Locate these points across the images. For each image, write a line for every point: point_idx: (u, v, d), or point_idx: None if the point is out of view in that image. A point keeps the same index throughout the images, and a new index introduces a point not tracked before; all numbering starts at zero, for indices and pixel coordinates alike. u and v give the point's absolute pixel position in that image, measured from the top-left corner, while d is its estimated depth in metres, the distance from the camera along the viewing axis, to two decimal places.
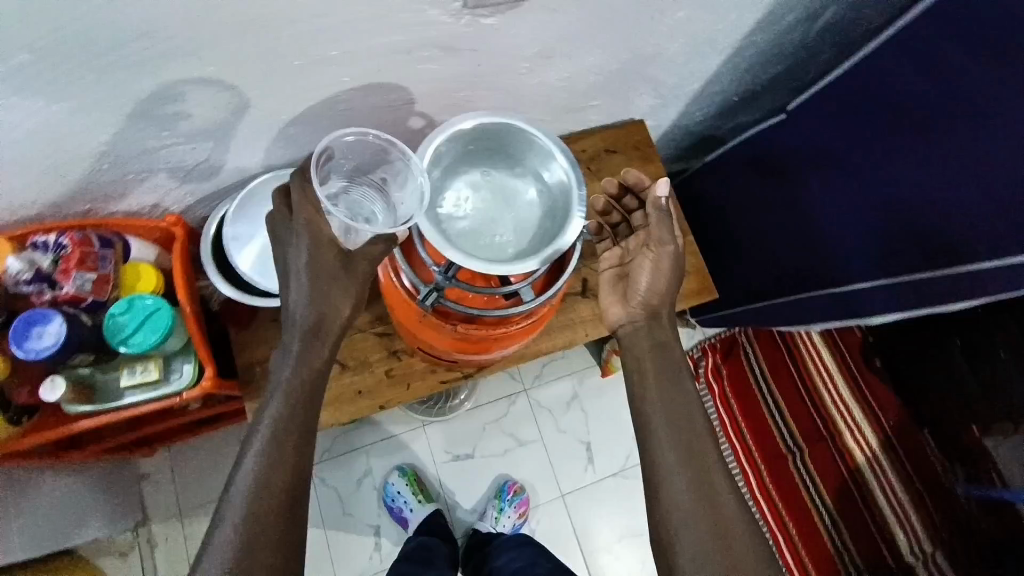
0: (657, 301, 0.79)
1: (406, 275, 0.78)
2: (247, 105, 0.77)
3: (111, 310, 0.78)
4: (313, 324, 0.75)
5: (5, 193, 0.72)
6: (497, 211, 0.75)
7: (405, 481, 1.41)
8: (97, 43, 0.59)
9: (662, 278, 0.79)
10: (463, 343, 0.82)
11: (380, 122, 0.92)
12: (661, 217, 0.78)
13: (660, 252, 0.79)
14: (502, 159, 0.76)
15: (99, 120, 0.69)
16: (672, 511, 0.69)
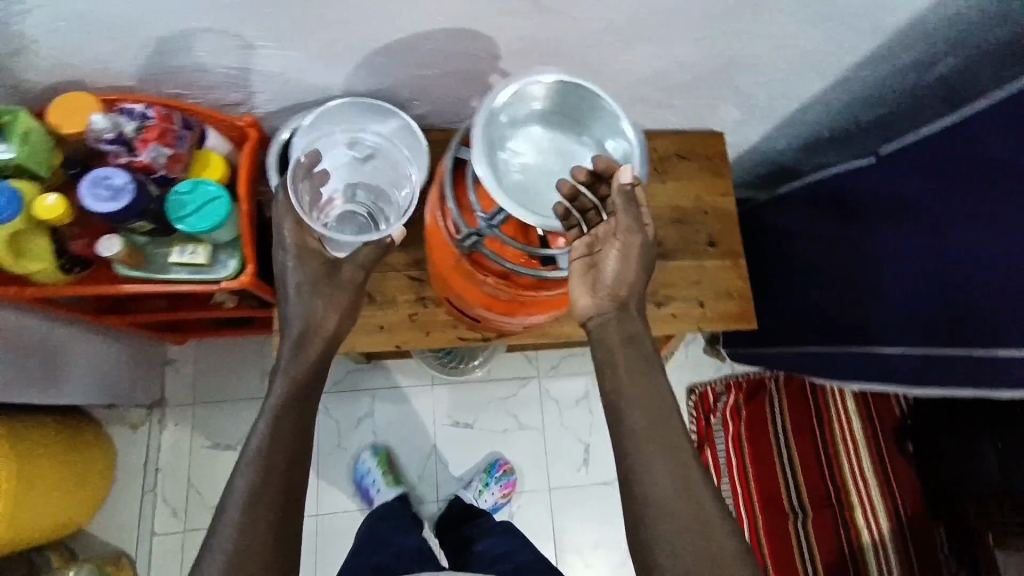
0: (626, 291, 0.71)
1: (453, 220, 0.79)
2: (339, 25, 0.79)
3: (177, 187, 0.83)
4: (300, 331, 0.81)
5: (107, 55, 0.77)
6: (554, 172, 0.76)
7: (376, 460, 1.40)
8: None
9: (631, 267, 0.70)
10: (491, 302, 0.83)
11: (460, 71, 0.93)
12: (632, 206, 0.68)
13: (630, 243, 0.69)
14: (572, 123, 0.75)
15: (203, 8, 0.72)
16: (647, 505, 0.67)
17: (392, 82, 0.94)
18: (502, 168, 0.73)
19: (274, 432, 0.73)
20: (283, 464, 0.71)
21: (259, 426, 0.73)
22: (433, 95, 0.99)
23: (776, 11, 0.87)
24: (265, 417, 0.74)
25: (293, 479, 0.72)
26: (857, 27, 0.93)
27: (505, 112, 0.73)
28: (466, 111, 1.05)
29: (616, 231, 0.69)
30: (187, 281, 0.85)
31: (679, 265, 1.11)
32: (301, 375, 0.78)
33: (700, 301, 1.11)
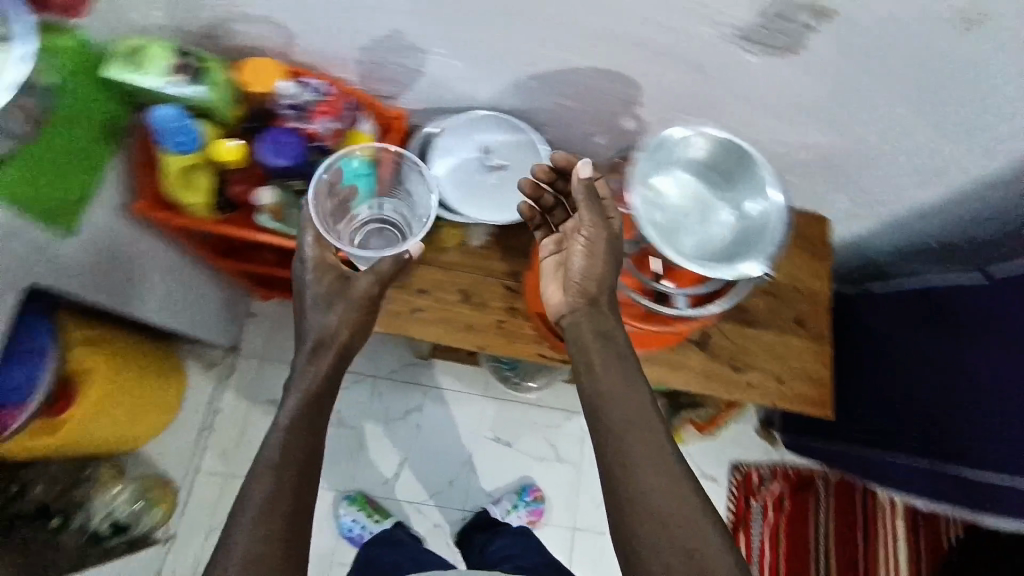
0: (592, 287, 0.80)
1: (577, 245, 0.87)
2: (507, 47, 0.87)
3: (334, 158, 0.91)
4: (314, 342, 0.82)
5: (303, 34, 0.87)
6: (689, 218, 0.78)
7: (356, 507, 1.39)
8: None
9: (596, 263, 0.79)
10: None
11: (599, 109, 0.99)
12: (587, 200, 0.78)
13: (588, 236, 0.78)
14: (716, 177, 0.78)
15: (399, 9, 0.81)
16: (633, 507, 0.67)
17: (532, 105, 1.01)
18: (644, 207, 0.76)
19: (287, 447, 0.73)
20: (293, 478, 0.71)
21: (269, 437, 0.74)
22: (566, 125, 1.05)
23: (918, 108, 0.89)
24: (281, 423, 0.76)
25: (302, 492, 0.72)
26: (998, 146, 0.93)
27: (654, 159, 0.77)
28: (590, 146, 1.10)
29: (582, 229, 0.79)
30: None
31: (766, 336, 1.10)
32: (318, 374, 0.81)
33: (779, 377, 1.09)
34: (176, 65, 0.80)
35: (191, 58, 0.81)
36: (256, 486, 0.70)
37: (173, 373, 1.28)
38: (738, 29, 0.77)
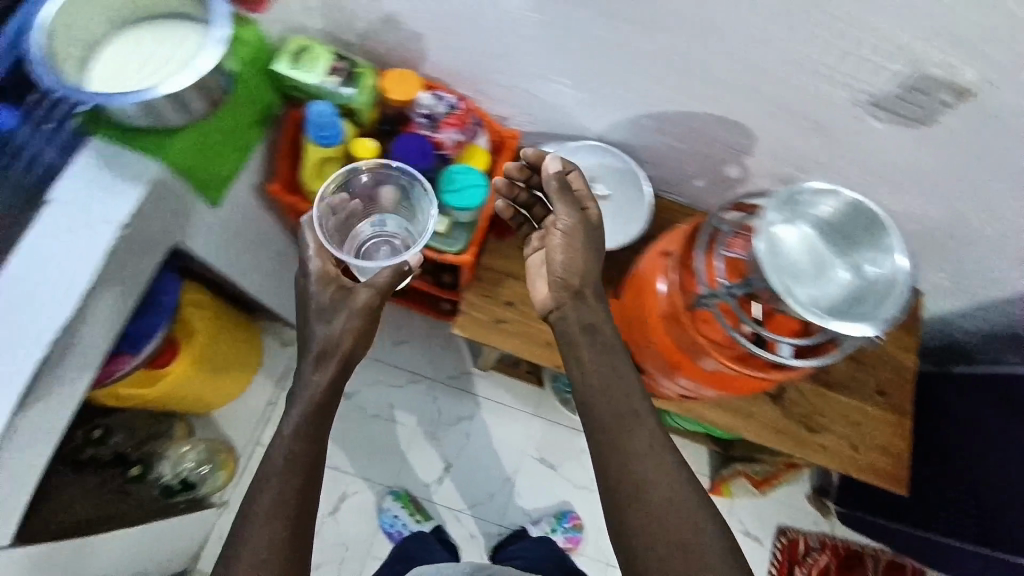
0: (575, 278, 0.83)
1: (678, 275, 0.84)
2: (633, 84, 0.91)
3: (453, 168, 0.95)
4: (318, 350, 0.80)
5: (445, 51, 0.94)
6: (804, 271, 0.74)
7: (400, 504, 1.41)
8: None
9: (577, 255, 0.83)
10: (672, 353, 0.86)
11: (705, 154, 1.02)
12: (562, 192, 0.83)
13: (571, 231, 0.83)
14: (838, 237, 0.74)
15: (542, 39, 0.87)
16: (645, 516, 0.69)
17: (640, 141, 1.04)
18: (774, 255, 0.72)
19: (292, 456, 0.73)
20: (298, 484, 0.72)
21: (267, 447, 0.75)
22: (667, 165, 1.08)
23: None
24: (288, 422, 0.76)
25: (307, 494, 0.72)
26: None
27: (780, 211, 0.74)
28: (686, 188, 1.12)
29: (559, 226, 0.83)
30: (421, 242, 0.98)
31: (843, 400, 1.08)
32: (321, 383, 0.78)
33: (854, 444, 1.07)
34: (333, 68, 0.87)
35: (346, 62, 0.89)
36: (263, 489, 0.71)
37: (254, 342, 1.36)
38: (871, 95, 0.79)
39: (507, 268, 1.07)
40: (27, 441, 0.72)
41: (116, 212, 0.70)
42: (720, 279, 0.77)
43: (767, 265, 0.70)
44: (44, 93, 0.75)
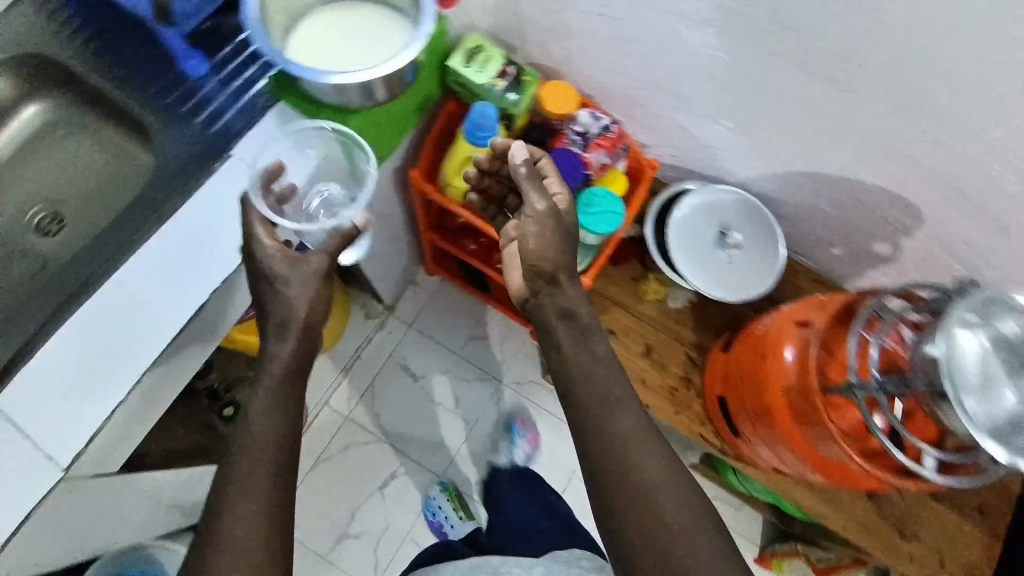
0: (548, 265, 0.78)
1: (816, 346, 0.80)
2: (798, 140, 0.87)
3: (595, 190, 0.92)
4: (278, 319, 0.73)
5: (608, 71, 0.93)
6: (979, 382, 0.68)
7: (446, 497, 1.41)
8: (801, 39, 0.73)
9: (552, 241, 0.77)
10: (787, 423, 0.82)
11: (852, 223, 0.97)
12: (532, 181, 0.77)
13: (542, 222, 0.77)
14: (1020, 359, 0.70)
15: (717, 78, 0.85)
16: (632, 508, 0.67)
17: (783, 198, 1.00)
18: (964, 360, 0.68)
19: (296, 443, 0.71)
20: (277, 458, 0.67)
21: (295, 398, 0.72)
22: (805, 226, 1.04)
23: None
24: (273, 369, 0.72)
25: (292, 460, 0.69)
26: None
27: (974, 312, 0.70)
28: (817, 252, 1.08)
29: (529, 213, 0.77)
30: None
31: (945, 513, 1.00)
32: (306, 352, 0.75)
33: (944, 561, 0.99)
34: (503, 71, 0.87)
35: (516, 67, 0.89)
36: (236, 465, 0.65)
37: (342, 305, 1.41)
38: None
39: (613, 295, 1.08)
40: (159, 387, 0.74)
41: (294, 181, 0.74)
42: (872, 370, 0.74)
43: (943, 372, 0.67)
44: (237, 51, 0.78)
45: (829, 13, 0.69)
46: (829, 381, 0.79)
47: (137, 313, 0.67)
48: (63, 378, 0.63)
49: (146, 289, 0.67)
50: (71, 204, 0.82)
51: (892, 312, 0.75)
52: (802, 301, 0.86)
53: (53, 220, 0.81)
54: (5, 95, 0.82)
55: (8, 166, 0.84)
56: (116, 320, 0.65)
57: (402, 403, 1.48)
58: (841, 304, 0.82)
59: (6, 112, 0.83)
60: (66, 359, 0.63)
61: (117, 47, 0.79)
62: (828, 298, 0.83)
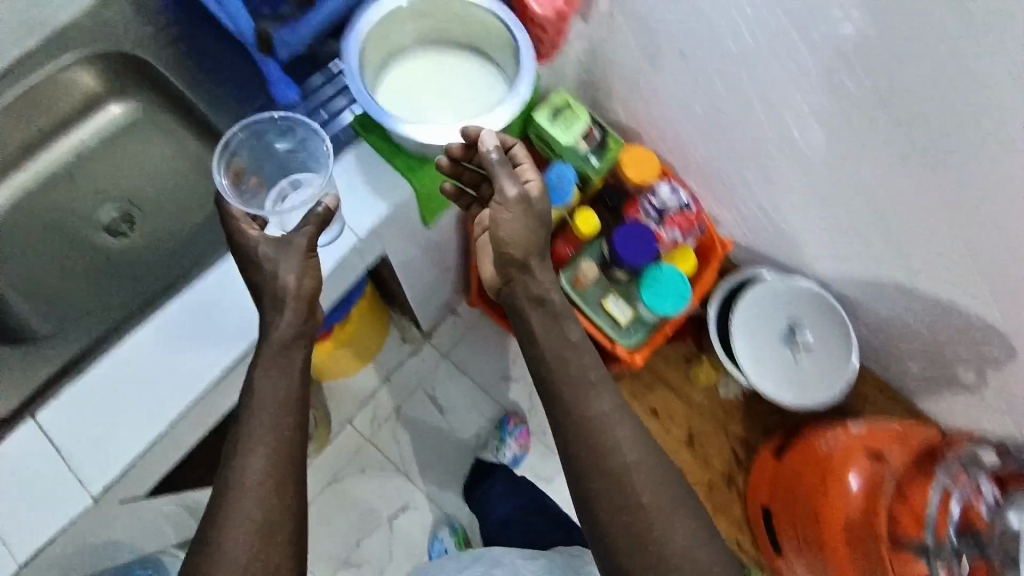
0: (520, 254, 0.62)
1: (894, 481, 0.78)
2: (889, 248, 0.80)
3: (663, 266, 0.87)
4: (266, 296, 0.61)
5: (691, 144, 0.89)
6: None
7: (453, 539, 1.36)
8: (911, 149, 0.66)
9: (526, 229, 0.63)
10: (838, 553, 0.78)
11: (938, 342, 0.88)
12: (504, 164, 0.62)
13: (514, 212, 0.62)
14: None
15: (809, 171, 0.78)
16: (623, 512, 0.58)
17: (863, 301, 0.92)
18: None
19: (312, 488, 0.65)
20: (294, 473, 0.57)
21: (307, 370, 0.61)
22: (882, 332, 0.95)
23: None
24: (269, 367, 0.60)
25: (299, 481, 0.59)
26: None
27: None
28: (891, 361, 0.99)
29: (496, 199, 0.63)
30: (598, 326, 0.92)
31: None
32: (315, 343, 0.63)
33: None
34: (587, 133, 0.84)
35: (601, 131, 0.86)
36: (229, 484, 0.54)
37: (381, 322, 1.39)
38: None
39: (660, 372, 1.02)
40: (201, 414, 0.70)
41: (361, 223, 0.72)
42: (949, 526, 0.73)
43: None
44: (324, 83, 0.77)
45: (963, 138, 0.62)
46: (898, 525, 0.76)
47: (192, 340, 0.66)
48: (110, 403, 0.63)
49: (200, 319, 0.66)
50: (143, 205, 0.84)
51: (980, 465, 0.74)
52: (877, 427, 0.81)
53: (126, 219, 0.84)
54: (92, 90, 0.84)
55: (88, 160, 0.86)
56: (169, 348, 0.65)
57: (422, 435, 1.44)
58: (923, 443, 0.79)
59: (91, 107, 0.85)
60: (116, 380, 0.64)
61: (207, 60, 0.79)
62: (910, 432, 0.80)
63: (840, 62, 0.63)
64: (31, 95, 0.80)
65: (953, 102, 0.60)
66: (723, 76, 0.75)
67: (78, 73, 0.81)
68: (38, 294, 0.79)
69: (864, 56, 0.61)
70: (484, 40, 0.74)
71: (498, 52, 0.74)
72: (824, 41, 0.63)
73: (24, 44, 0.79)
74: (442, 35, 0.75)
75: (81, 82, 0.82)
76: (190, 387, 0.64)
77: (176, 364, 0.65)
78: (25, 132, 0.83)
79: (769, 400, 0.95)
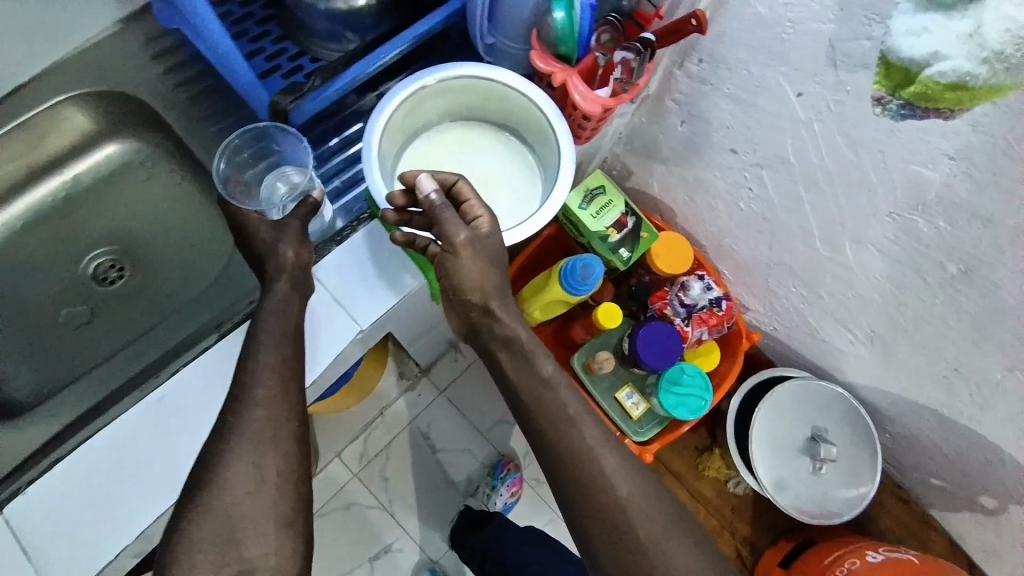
0: (481, 299, 0.54)
1: None
2: (924, 368, 0.73)
3: (685, 365, 0.82)
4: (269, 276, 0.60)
5: (723, 229, 0.82)
6: None
7: None
8: (968, 284, 0.58)
9: (483, 270, 0.53)
10: None
11: (964, 467, 0.81)
12: (448, 205, 0.53)
13: (468, 256, 0.53)
14: None
15: (848, 281, 0.71)
16: (613, 534, 0.50)
17: (891, 413, 0.85)
18: None
19: None
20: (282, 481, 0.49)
21: (295, 434, 0.51)
22: (905, 445, 0.89)
23: None
24: (245, 427, 0.50)
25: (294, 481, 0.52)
26: None
27: None
28: (914, 474, 0.92)
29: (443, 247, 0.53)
30: (610, 414, 0.86)
31: None
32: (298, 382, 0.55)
33: None
34: (621, 221, 0.79)
35: (636, 218, 0.80)
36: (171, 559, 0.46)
37: (378, 358, 1.19)
38: None
39: (670, 459, 0.99)
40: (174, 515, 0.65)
41: (366, 314, 0.66)
42: None
43: None
44: (343, 146, 0.71)
45: None
46: None
47: (171, 439, 0.61)
48: (81, 501, 0.58)
49: (181, 416, 0.61)
50: (134, 253, 0.78)
51: None
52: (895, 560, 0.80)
53: (115, 266, 0.77)
54: (88, 129, 0.78)
55: (77, 201, 0.79)
56: (145, 447, 0.60)
57: (412, 471, 1.20)
58: None
59: (87, 144, 0.79)
60: (84, 479, 0.59)
61: (223, 113, 0.74)
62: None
63: (916, 205, 0.57)
64: (22, 133, 0.74)
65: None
66: (764, 173, 0.68)
67: (71, 111, 0.75)
68: (16, 351, 0.73)
69: (949, 208, 0.54)
70: (523, 127, 0.68)
71: (536, 142, 0.68)
72: (886, 167, 0.56)
73: (19, 82, 0.73)
74: (473, 108, 0.69)
75: (79, 121, 0.77)
76: (166, 489, 0.60)
77: (155, 464, 0.60)
78: (8, 172, 0.76)
79: (781, 508, 0.90)
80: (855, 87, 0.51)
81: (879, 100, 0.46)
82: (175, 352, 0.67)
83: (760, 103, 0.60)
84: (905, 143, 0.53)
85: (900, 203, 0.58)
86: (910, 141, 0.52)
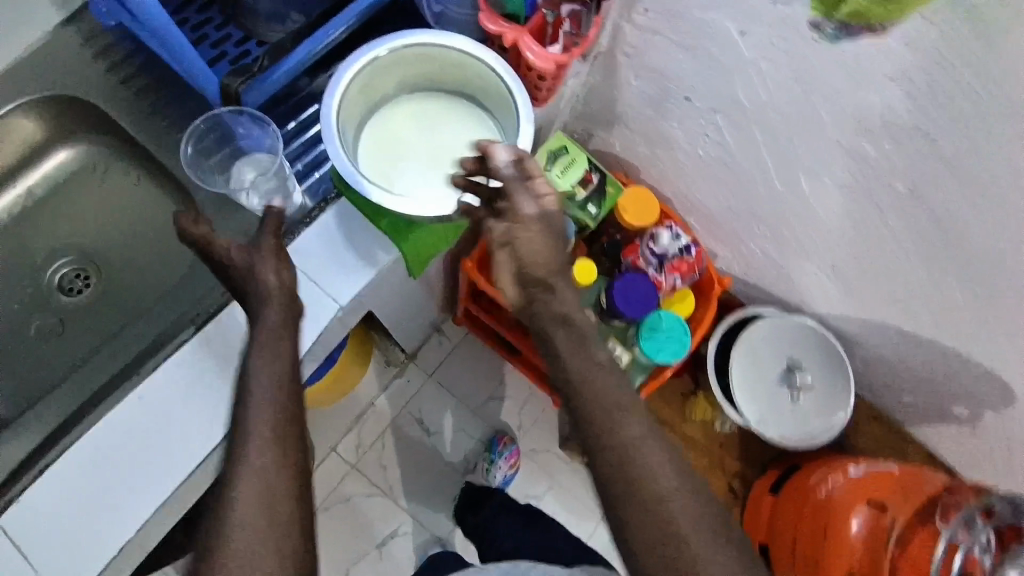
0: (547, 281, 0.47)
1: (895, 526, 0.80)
2: (884, 289, 0.77)
3: (662, 312, 0.85)
4: None
5: (686, 179, 0.84)
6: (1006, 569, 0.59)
7: None
8: (917, 201, 0.62)
9: (549, 252, 0.47)
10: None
11: (931, 379, 0.87)
12: (522, 178, 0.49)
13: (538, 232, 0.47)
14: None
15: (808, 215, 0.74)
16: None
17: (860, 338, 0.90)
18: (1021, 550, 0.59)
19: None
20: None
21: None
22: (875, 367, 0.94)
23: None
24: None
25: None
26: None
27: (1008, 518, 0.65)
28: (886, 395, 0.98)
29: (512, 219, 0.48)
30: None
31: None
32: None
33: None
34: (586, 177, 0.81)
35: (600, 173, 0.82)
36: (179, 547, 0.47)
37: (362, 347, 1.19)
38: None
39: (659, 408, 1.03)
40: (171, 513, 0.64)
41: (346, 291, 0.66)
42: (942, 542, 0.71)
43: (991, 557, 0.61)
44: (302, 129, 0.71)
45: (982, 198, 0.57)
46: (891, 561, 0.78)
47: (159, 436, 0.61)
48: (74, 507, 0.58)
49: (166, 413, 0.61)
50: (97, 259, 0.76)
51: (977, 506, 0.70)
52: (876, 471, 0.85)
53: (80, 275, 0.76)
54: (35, 137, 0.76)
55: (33, 213, 0.77)
56: (133, 445, 0.60)
57: (411, 455, 1.21)
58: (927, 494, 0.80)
59: (35, 153, 0.76)
60: (74, 486, 0.58)
61: (172, 110, 0.73)
62: (916, 479, 0.82)
63: (862, 130, 0.60)
64: None
65: (1020, 225, 0.57)
66: (720, 118, 0.70)
67: (14, 121, 0.73)
68: None
69: (892, 129, 0.57)
70: (479, 93, 0.69)
71: (494, 106, 0.69)
72: (831, 96, 0.58)
73: None
74: (429, 78, 0.69)
75: (25, 129, 0.74)
76: (160, 483, 0.60)
77: (145, 461, 0.60)
78: None
79: (767, 440, 0.94)
80: (792, 23, 0.54)
81: (818, 26, 0.52)
82: (151, 351, 0.66)
83: (708, 48, 0.62)
84: (845, 72, 0.55)
85: (847, 130, 0.61)
86: (848, 69, 0.55)
